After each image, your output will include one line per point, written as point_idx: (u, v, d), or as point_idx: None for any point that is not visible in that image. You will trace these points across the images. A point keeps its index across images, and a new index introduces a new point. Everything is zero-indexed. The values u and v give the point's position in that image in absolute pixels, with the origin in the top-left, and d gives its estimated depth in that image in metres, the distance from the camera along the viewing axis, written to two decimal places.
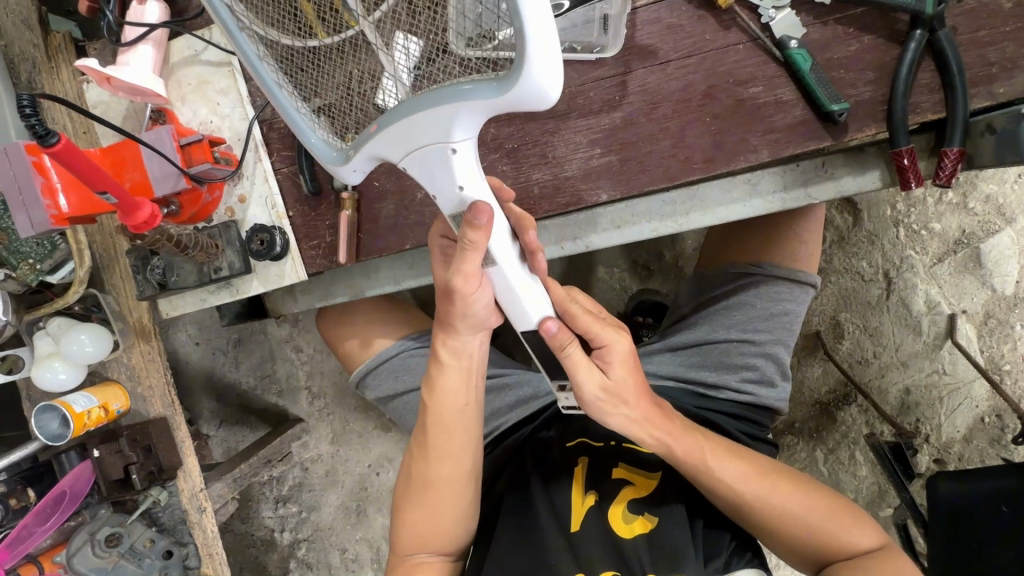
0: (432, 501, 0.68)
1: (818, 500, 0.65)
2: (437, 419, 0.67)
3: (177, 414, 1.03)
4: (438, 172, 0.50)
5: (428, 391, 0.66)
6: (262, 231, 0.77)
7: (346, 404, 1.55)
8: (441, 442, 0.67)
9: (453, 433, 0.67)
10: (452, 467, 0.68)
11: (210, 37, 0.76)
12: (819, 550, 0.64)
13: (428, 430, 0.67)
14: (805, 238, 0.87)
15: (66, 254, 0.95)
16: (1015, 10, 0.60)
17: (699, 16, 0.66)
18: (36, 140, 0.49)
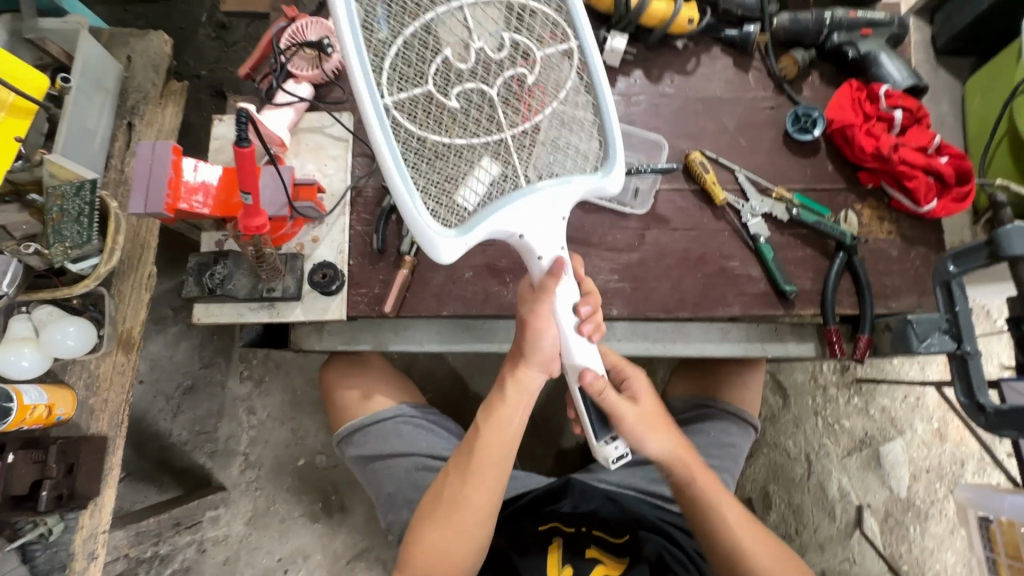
0: (455, 520, 0.75)
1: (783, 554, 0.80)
2: (482, 443, 0.77)
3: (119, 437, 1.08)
4: (543, 239, 0.67)
5: (483, 414, 0.79)
6: (327, 267, 0.89)
7: (279, 482, 1.45)
8: (479, 471, 0.77)
9: (490, 462, 0.77)
10: (480, 494, 0.76)
11: (339, 119, 0.95)
12: None
13: (472, 454, 0.77)
14: (752, 383, 1.04)
15: (96, 249, 1.01)
16: (899, 257, 0.90)
17: (701, 206, 0.93)
18: (234, 141, 0.63)
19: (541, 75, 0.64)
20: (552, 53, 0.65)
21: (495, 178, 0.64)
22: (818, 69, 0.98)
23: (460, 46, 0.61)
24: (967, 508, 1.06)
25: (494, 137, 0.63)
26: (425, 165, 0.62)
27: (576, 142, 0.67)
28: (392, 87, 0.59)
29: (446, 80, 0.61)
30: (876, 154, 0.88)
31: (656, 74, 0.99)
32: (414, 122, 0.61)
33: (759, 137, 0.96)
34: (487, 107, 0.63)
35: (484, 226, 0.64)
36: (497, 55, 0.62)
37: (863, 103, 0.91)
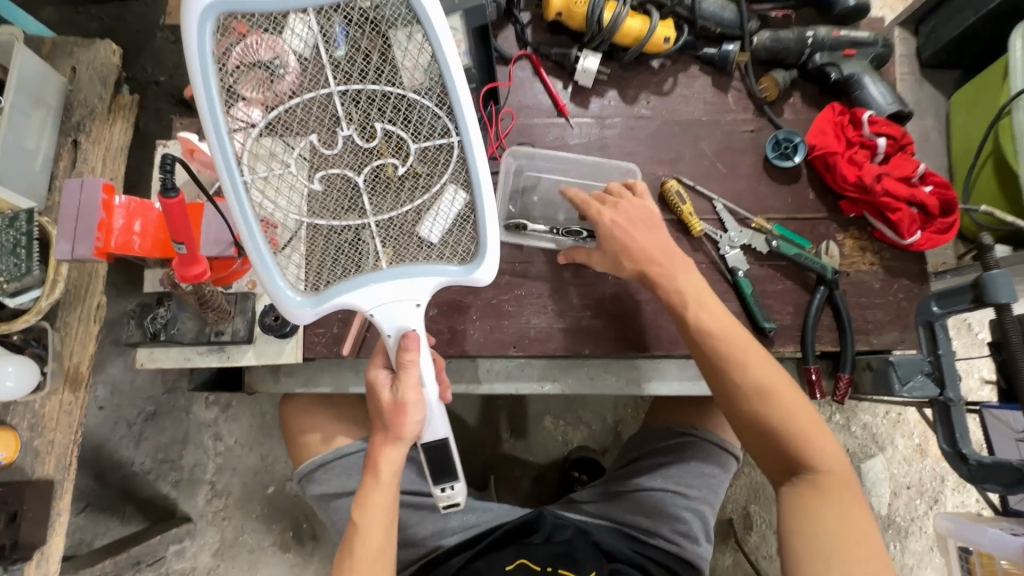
0: None
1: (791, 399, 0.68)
2: (359, 539, 0.70)
3: (67, 480, 1.01)
4: (395, 316, 0.64)
5: (354, 507, 0.70)
6: (280, 308, 0.82)
7: (248, 511, 1.39)
8: (363, 562, 0.70)
9: (371, 553, 0.70)
10: None
11: None
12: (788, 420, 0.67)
13: (351, 548, 0.70)
14: None
15: (37, 281, 0.96)
16: (882, 289, 0.87)
17: (677, 237, 0.88)
18: (159, 189, 0.57)
19: (414, 167, 0.62)
20: (429, 147, 0.62)
21: (357, 259, 0.63)
22: (800, 89, 0.93)
23: (328, 133, 0.60)
24: (946, 538, 1.05)
25: (355, 223, 0.62)
26: (288, 239, 0.61)
27: (447, 229, 0.65)
28: (254, 164, 0.58)
29: (313, 163, 0.60)
30: (859, 183, 0.84)
31: (632, 95, 0.94)
32: (278, 198, 0.60)
33: (737, 162, 0.91)
34: (351, 192, 0.61)
35: (333, 299, 0.63)
36: (366, 145, 0.61)
37: (845, 128, 0.87)
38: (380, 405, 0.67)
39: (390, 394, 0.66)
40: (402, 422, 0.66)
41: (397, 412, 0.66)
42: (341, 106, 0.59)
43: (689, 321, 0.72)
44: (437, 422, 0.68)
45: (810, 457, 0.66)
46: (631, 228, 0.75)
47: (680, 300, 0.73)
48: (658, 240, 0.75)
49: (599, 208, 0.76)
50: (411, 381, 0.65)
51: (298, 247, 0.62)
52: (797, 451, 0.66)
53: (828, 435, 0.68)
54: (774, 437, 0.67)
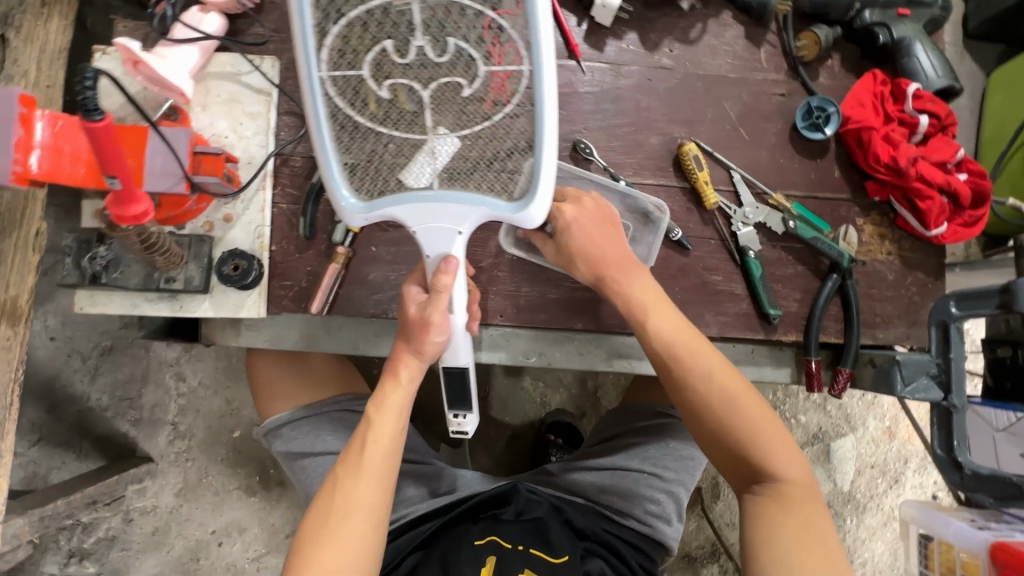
0: (340, 528, 0.62)
1: (758, 410, 0.69)
2: (372, 441, 0.65)
3: (9, 419, 0.94)
4: (438, 239, 0.64)
5: (372, 410, 0.67)
6: (239, 257, 0.73)
7: (213, 453, 1.35)
8: (343, 512, 0.62)
9: (383, 454, 0.65)
10: (374, 491, 0.64)
11: (259, 65, 0.76)
12: (750, 436, 0.68)
13: (364, 449, 0.65)
14: None
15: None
16: (895, 281, 0.82)
17: (687, 208, 0.80)
18: (80, 112, 0.46)
19: (482, 90, 0.58)
20: (497, 71, 0.58)
21: (410, 173, 0.62)
22: (841, 51, 0.83)
23: (402, 40, 0.55)
24: (909, 524, 1.07)
25: (414, 137, 0.60)
26: (349, 140, 0.61)
27: (501, 159, 0.61)
28: (332, 63, 0.57)
29: (382, 70, 0.57)
30: (892, 165, 0.76)
31: (654, 40, 0.82)
32: (345, 98, 0.59)
33: (762, 130, 0.82)
34: (415, 107, 0.59)
35: (382, 210, 0.64)
36: (436, 60, 0.56)
37: (886, 100, 0.79)
38: (406, 319, 0.67)
39: (416, 309, 0.66)
40: (426, 339, 0.66)
41: (421, 329, 0.66)
42: (421, 14, 0.55)
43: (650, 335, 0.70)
44: (459, 347, 0.68)
45: (776, 468, 0.68)
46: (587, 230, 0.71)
47: (639, 305, 0.71)
48: (616, 241, 0.72)
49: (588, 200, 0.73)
50: (444, 305, 0.64)
51: (359, 150, 0.61)
52: (766, 467, 0.68)
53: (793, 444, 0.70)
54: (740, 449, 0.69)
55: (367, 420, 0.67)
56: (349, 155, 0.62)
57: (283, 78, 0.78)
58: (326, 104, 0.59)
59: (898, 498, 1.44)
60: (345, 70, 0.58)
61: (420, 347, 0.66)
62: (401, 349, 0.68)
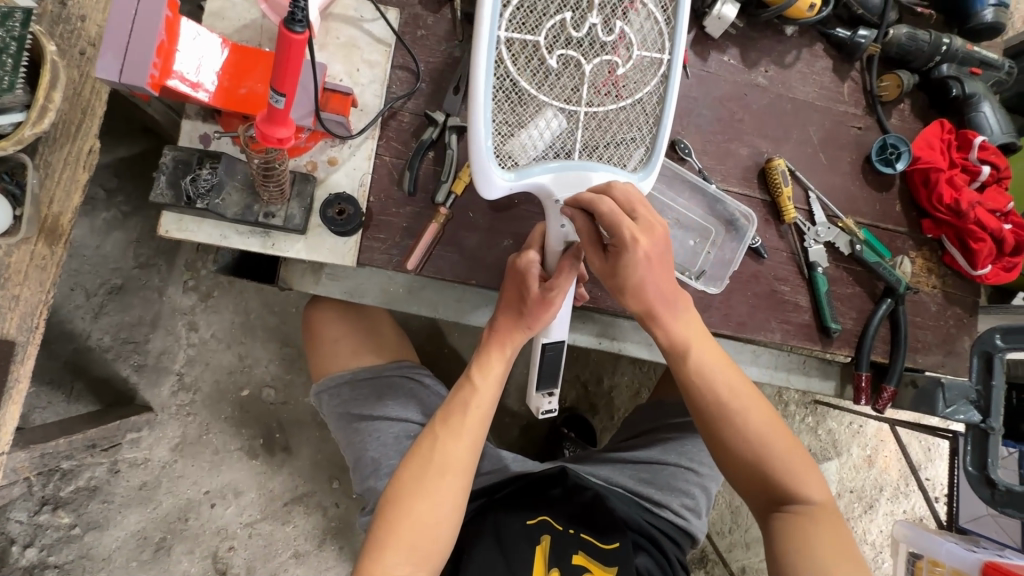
0: (438, 480, 0.66)
1: (784, 438, 0.72)
2: (473, 403, 0.69)
3: (30, 344, 0.75)
4: None
5: (475, 374, 0.71)
6: (345, 201, 0.73)
7: (217, 410, 1.29)
8: (442, 467, 0.66)
9: (480, 417, 0.69)
10: (471, 450, 0.68)
11: (382, 15, 0.76)
12: (777, 461, 0.71)
13: (466, 409, 0.69)
14: None
15: (21, 102, 0.69)
16: (937, 312, 0.89)
17: (767, 219, 0.85)
18: (284, 23, 0.45)
19: (633, 70, 0.65)
20: (645, 58, 0.66)
21: (551, 141, 0.66)
22: (914, 97, 0.90)
23: (581, 14, 0.61)
24: (900, 542, 1.16)
25: (568, 108, 0.64)
26: (504, 103, 0.63)
27: (632, 136, 0.68)
28: (510, 24, 0.60)
29: (557, 40, 0.61)
30: (953, 206, 0.84)
31: (752, 59, 0.87)
32: (512, 61, 0.61)
33: (838, 158, 0.88)
34: (576, 80, 0.63)
35: (529, 178, 0.66)
36: (606, 38, 0.62)
37: (951, 147, 0.86)
38: (526, 294, 0.70)
39: (541, 289, 0.69)
40: (540, 313, 0.70)
41: (540, 307, 0.70)
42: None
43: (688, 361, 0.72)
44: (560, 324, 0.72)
45: (805, 492, 0.70)
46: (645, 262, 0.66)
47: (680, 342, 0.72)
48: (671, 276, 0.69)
49: (628, 226, 0.63)
50: (566, 289, 0.70)
51: (512, 113, 0.63)
52: (795, 492, 0.70)
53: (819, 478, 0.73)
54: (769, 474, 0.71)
55: (468, 382, 0.71)
56: (500, 120, 0.64)
57: (403, 31, 0.77)
58: (496, 64, 0.61)
59: (871, 522, 1.54)
60: (521, 35, 0.60)
61: (532, 323, 0.71)
62: (511, 321, 0.72)
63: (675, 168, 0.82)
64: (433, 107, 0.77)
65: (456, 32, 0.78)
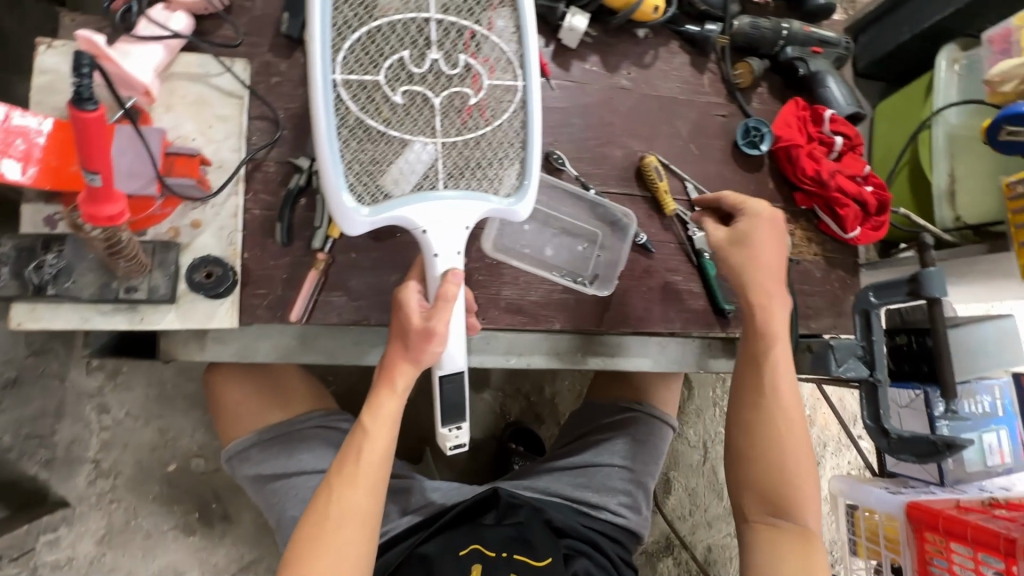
0: (334, 539, 0.64)
1: (798, 440, 0.73)
2: (367, 451, 0.67)
3: None
4: (447, 239, 0.66)
5: (365, 418, 0.67)
6: (212, 263, 0.70)
7: (144, 491, 1.22)
8: (340, 520, 0.64)
9: (373, 464, 0.67)
10: (367, 500, 0.66)
11: (229, 67, 0.74)
12: (792, 465, 0.72)
13: (359, 459, 0.66)
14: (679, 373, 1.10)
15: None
16: (822, 278, 0.94)
17: (650, 215, 0.88)
18: (72, 102, 0.43)
19: (484, 99, 0.67)
20: (497, 87, 0.67)
21: (413, 176, 0.65)
22: (769, 80, 0.96)
23: (418, 52, 0.63)
24: (837, 496, 1.19)
25: (423, 141, 0.65)
26: (356, 143, 0.63)
27: (497, 163, 0.69)
28: (347, 66, 0.62)
29: (398, 77, 0.63)
30: (816, 178, 0.89)
31: (613, 63, 0.90)
32: (357, 102, 0.63)
33: (709, 146, 0.92)
34: (426, 114, 0.65)
35: (391, 211, 0.64)
36: (448, 72, 0.64)
37: (807, 123, 0.92)
38: (406, 326, 0.66)
39: (419, 318, 0.66)
40: (422, 344, 0.66)
41: (422, 338, 0.66)
42: (435, 33, 0.64)
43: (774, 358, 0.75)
44: (454, 352, 0.68)
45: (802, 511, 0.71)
46: (757, 244, 0.76)
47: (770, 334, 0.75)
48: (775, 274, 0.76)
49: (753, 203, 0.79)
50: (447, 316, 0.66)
51: (367, 152, 0.64)
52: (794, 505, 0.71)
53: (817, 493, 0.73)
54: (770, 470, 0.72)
55: (360, 427, 0.68)
56: (356, 158, 0.63)
57: (255, 82, 0.75)
58: (341, 105, 0.62)
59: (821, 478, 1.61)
60: (361, 77, 0.62)
61: (416, 355, 0.66)
62: (398, 355, 0.68)
63: (553, 179, 0.83)
64: (297, 153, 0.76)
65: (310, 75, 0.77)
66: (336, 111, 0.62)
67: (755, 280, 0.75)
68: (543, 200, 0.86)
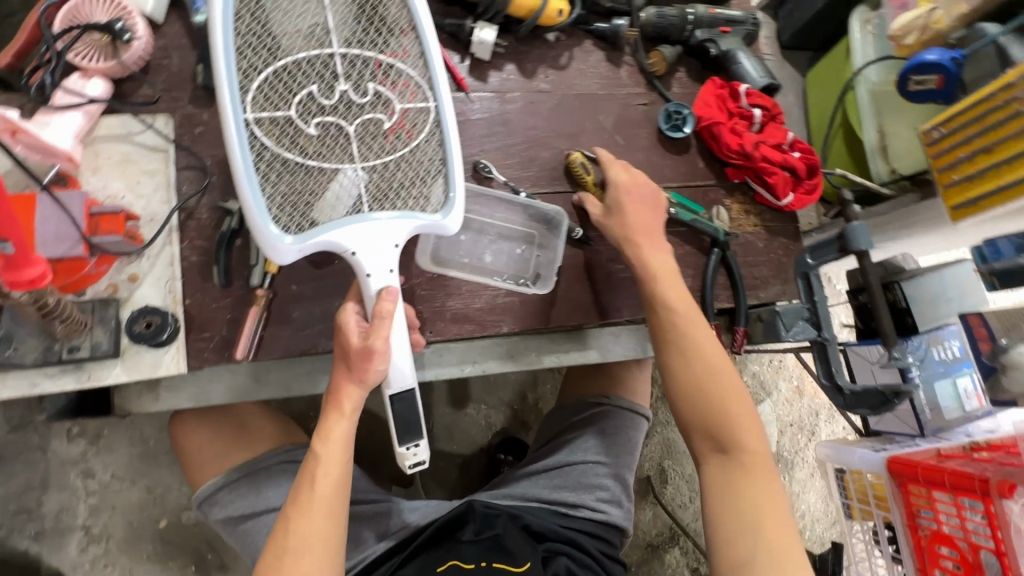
0: (292, 569, 0.63)
1: (721, 380, 0.77)
2: (319, 476, 0.66)
3: None
4: (379, 257, 0.66)
5: (316, 443, 0.67)
6: (151, 313, 0.71)
7: (138, 551, 1.22)
8: (298, 549, 0.64)
9: (327, 490, 0.66)
10: (325, 527, 0.66)
11: (151, 124, 0.76)
12: (719, 406, 0.76)
13: (312, 486, 0.66)
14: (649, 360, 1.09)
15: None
16: (764, 248, 0.95)
17: (584, 209, 0.90)
18: None
19: (399, 122, 0.69)
20: (411, 109, 0.69)
21: (339, 203, 0.66)
22: (685, 65, 0.99)
23: (327, 85, 0.65)
24: (825, 462, 1.18)
25: (343, 168, 0.66)
26: (275, 177, 0.64)
27: (421, 182, 0.70)
28: (258, 104, 0.63)
29: (310, 110, 0.65)
30: (741, 150, 0.91)
31: (530, 69, 0.93)
32: (272, 138, 0.64)
33: (635, 135, 0.94)
34: (342, 142, 0.66)
35: (317, 237, 0.64)
36: (359, 100, 0.67)
37: (725, 100, 0.94)
38: (347, 347, 0.65)
39: (358, 338, 0.64)
40: (367, 364, 0.64)
41: (363, 357, 0.64)
42: (341, 65, 0.66)
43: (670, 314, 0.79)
44: (402, 368, 0.66)
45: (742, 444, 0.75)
46: (627, 211, 0.82)
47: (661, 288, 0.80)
48: (648, 224, 0.82)
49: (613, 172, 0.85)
50: (388, 331, 0.65)
51: (288, 185, 0.65)
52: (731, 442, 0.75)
53: (756, 423, 0.77)
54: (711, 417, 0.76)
55: (312, 453, 0.67)
56: (277, 192, 0.64)
57: (180, 134, 0.78)
58: (255, 142, 0.63)
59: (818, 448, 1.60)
60: (272, 113, 0.64)
61: (362, 376, 0.65)
62: (342, 377, 0.67)
63: (482, 188, 0.85)
64: (228, 197, 0.78)
65: None
66: (251, 148, 0.62)
67: (629, 238, 0.81)
68: (476, 208, 0.88)
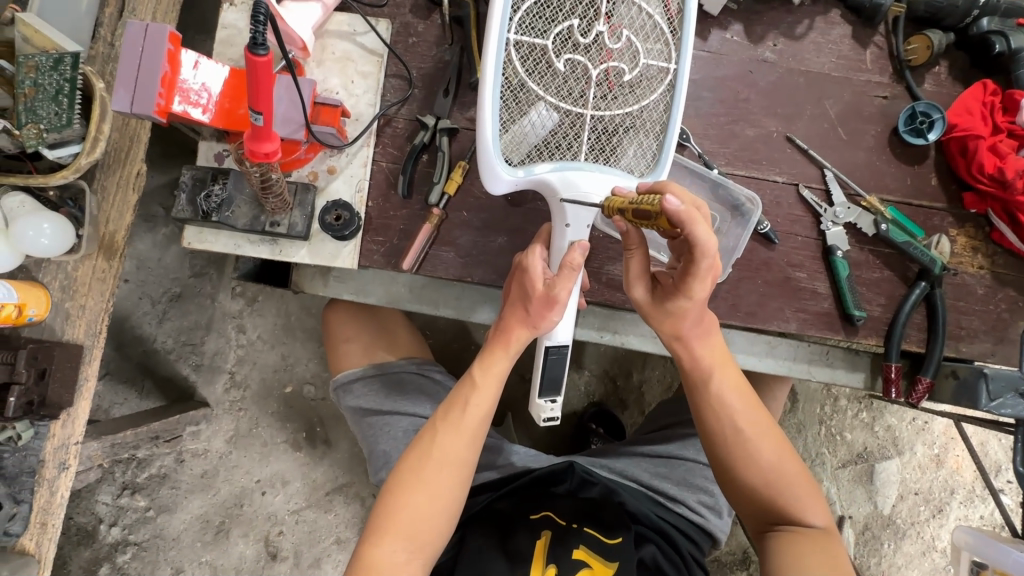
0: (427, 477, 0.67)
1: (770, 453, 0.67)
2: (471, 402, 0.69)
3: (97, 347, 0.84)
4: (580, 211, 0.67)
5: (477, 370, 0.71)
6: (341, 207, 0.77)
7: (266, 405, 1.40)
8: (439, 463, 0.67)
9: (475, 416, 0.69)
10: (463, 450, 0.68)
11: (374, 26, 0.79)
12: (771, 486, 0.67)
13: (465, 410, 0.69)
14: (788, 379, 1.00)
15: (78, 135, 0.75)
16: (983, 296, 0.80)
17: (778, 203, 0.80)
18: (247, 46, 0.48)
19: (638, 78, 0.66)
20: (652, 67, 0.67)
21: (559, 146, 0.67)
22: (949, 58, 0.82)
23: (587, 22, 0.63)
24: (962, 550, 1.06)
25: (576, 111, 0.65)
26: (513, 107, 0.65)
27: (638, 143, 0.69)
28: (520, 27, 0.62)
29: (564, 45, 0.63)
30: (997, 176, 0.75)
31: (758, 33, 0.82)
32: (524, 65, 0.63)
33: (862, 131, 0.81)
34: (582, 84, 0.65)
35: (534, 175, 0.66)
36: (611, 46, 0.64)
37: (994, 111, 0.78)
38: (529, 290, 0.68)
39: (542, 284, 0.67)
40: (544, 317, 0.68)
41: (544, 305, 0.67)
42: (607, 4, 0.63)
43: (711, 385, 0.68)
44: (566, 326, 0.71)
45: (802, 515, 0.66)
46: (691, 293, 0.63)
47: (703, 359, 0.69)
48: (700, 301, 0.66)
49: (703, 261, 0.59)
50: (570, 286, 0.67)
51: (520, 117, 0.65)
52: (789, 512, 0.66)
53: (817, 489, 0.68)
54: (764, 501, 0.67)
55: (467, 378, 0.71)
56: (508, 122, 0.65)
57: (396, 40, 0.80)
58: (507, 66, 0.63)
59: (941, 527, 1.40)
60: (531, 41, 0.63)
61: (535, 323, 0.69)
62: (517, 319, 0.70)
63: (675, 155, 0.79)
64: (425, 112, 0.80)
65: (445, 36, 0.80)
66: (503, 73, 0.63)
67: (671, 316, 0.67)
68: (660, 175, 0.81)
